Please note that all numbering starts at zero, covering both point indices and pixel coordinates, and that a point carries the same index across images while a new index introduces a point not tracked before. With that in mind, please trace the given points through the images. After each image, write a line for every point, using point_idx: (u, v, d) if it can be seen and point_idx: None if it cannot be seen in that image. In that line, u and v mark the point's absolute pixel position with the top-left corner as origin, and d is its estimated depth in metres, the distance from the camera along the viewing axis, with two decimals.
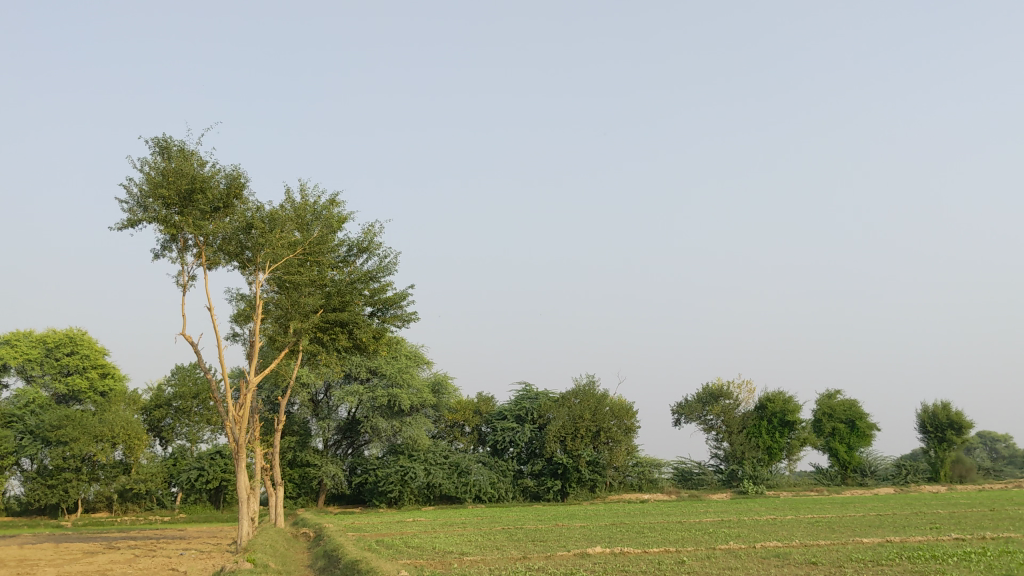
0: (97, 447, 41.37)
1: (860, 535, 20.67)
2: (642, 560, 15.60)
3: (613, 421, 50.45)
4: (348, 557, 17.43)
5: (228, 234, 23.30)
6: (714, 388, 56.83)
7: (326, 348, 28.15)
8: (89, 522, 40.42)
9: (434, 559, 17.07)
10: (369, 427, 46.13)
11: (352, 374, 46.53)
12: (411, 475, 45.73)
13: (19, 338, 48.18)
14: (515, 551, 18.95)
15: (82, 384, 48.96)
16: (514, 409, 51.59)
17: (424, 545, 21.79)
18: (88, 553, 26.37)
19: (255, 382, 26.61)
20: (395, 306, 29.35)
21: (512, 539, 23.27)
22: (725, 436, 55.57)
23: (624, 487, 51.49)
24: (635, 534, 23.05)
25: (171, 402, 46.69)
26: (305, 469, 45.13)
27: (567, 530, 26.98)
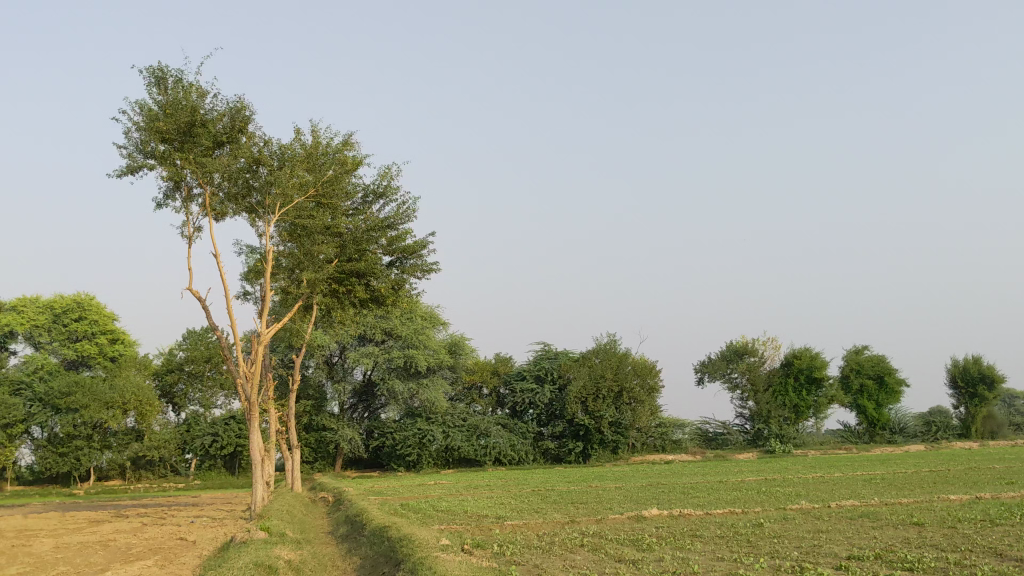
0: (108, 414, 39.74)
1: (934, 491, 18.70)
2: (711, 523, 13.53)
3: (636, 380, 48.33)
4: (372, 523, 15.37)
5: (234, 174, 21.37)
6: (739, 345, 55.05)
7: (340, 302, 26.08)
8: (103, 490, 39.08)
9: (470, 525, 15.09)
10: (386, 389, 44.10)
11: (367, 336, 44.70)
12: (428, 439, 44.24)
13: (25, 304, 46.35)
14: (554, 513, 16.99)
15: (91, 350, 47.29)
16: (533, 369, 49.71)
17: (454, 508, 19.85)
18: (93, 522, 24.73)
19: (267, 337, 24.52)
20: (415, 256, 27.23)
21: (549, 502, 21.38)
22: (751, 394, 53.53)
23: (646, 448, 49.44)
24: (682, 496, 21.32)
25: (183, 367, 45.11)
26: (321, 433, 43.61)
27: (603, 491, 25.12)
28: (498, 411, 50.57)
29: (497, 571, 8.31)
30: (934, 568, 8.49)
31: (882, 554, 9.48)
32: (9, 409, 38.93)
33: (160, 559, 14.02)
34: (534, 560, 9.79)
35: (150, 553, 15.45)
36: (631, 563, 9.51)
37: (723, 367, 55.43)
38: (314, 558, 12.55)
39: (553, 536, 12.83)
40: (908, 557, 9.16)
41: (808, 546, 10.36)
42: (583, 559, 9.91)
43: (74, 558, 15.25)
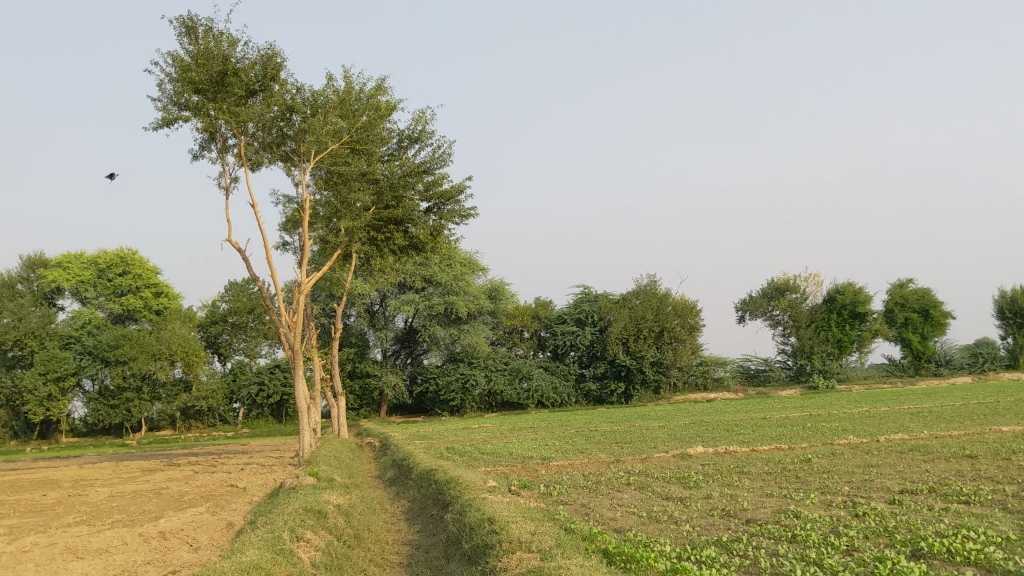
0: (156, 365, 40.33)
1: (984, 424, 18.44)
2: (759, 460, 13.41)
3: (677, 320, 47.49)
4: (419, 466, 15.46)
5: (268, 123, 21.28)
6: (780, 282, 54.53)
7: (379, 249, 26.05)
8: (154, 440, 39.90)
9: (516, 466, 15.08)
10: (427, 335, 44.31)
11: (407, 283, 44.76)
12: (471, 383, 44.51)
13: (70, 260, 46.91)
14: (599, 453, 17.00)
15: (137, 304, 47.98)
16: (573, 312, 49.61)
17: (499, 450, 19.93)
18: (146, 471, 25.31)
19: (308, 287, 24.62)
20: (452, 201, 27.01)
21: (593, 442, 21.40)
22: (793, 331, 53.07)
23: (688, 387, 49.36)
24: (727, 433, 21.20)
25: (226, 318, 45.54)
26: (366, 380, 44.14)
27: (646, 431, 25.13)
28: (540, 354, 50.74)
29: (545, 511, 8.25)
30: (991, 501, 8.30)
31: (937, 487, 9.29)
32: (60, 363, 39.70)
33: (212, 506, 14.22)
34: (581, 499, 9.75)
35: (202, 501, 15.71)
36: (679, 501, 9.42)
37: (764, 305, 55.00)
38: (363, 502, 12.64)
39: (598, 476, 12.81)
40: (963, 490, 8.98)
41: (859, 482, 10.21)
42: (630, 498, 9.85)
43: (129, 506, 15.55)
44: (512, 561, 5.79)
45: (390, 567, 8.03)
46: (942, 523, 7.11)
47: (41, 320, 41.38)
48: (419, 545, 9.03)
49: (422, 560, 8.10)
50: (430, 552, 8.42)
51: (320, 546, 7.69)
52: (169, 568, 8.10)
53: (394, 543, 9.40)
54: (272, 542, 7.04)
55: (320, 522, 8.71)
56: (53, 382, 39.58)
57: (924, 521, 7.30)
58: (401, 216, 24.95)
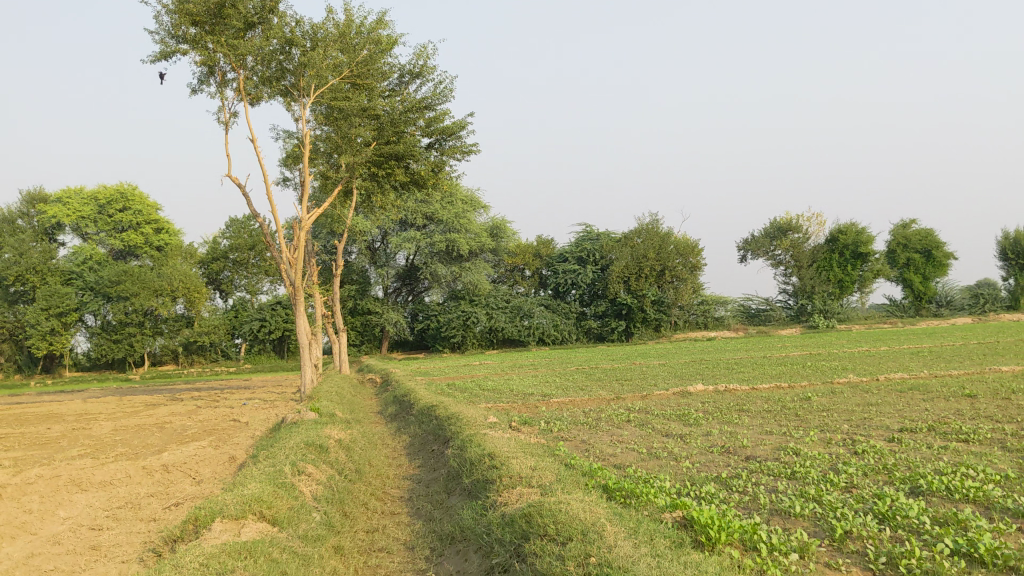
0: (158, 302, 40.38)
1: (984, 363, 18.49)
2: (758, 398, 13.47)
3: (679, 259, 47.12)
4: (420, 402, 15.55)
5: (266, 56, 21.04)
6: (783, 222, 54.30)
7: (380, 185, 25.78)
8: (156, 375, 40.16)
9: (516, 402, 15.14)
10: (429, 273, 44.25)
11: (408, 221, 44.52)
12: (473, 321, 44.60)
13: (70, 196, 46.64)
14: (600, 390, 17.06)
15: (137, 240, 47.91)
16: (575, 251, 49.59)
17: (500, 387, 20.04)
18: (150, 405, 25.51)
19: (309, 223, 24.48)
20: (454, 137, 26.59)
21: (594, 379, 21.52)
22: (795, 270, 52.96)
23: (689, 326, 49.51)
24: (727, 371, 21.29)
25: (227, 255, 45.40)
26: (367, 317, 44.30)
27: (645, 368, 25.28)
28: (541, 292, 50.75)
29: (545, 446, 8.27)
30: (990, 439, 8.32)
31: (937, 426, 9.30)
32: (61, 298, 39.73)
33: (214, 440, 14.34)
34: (580, 435, 9.80)
35: (204, 435, 15.84)
36: (679, 438, 9.44)
37: (767, 244, 55.17)
38: (365, 437, 12.73)
39: (599, 412, 12.87)
40: (962, 428, 9.00)
41: (859, 420, 10.25)
42: (629, 434, 9.88)
43: (133, 440, 15.68)
44: (512, 496, 5.78)
45: (390, 501, 8.07)
46: (941, 461, 7.12)
47: (41, 256, 41.36)
48: (419, 480, 9.08)
49: (423, 495, 8.14)
50: (430, 486, 8.47)
51: (321, 481, 7.71)
52: (172, 500, 8.15)
53: (395, 478, 9.45)
54: (273, 476, 7.04)
55: (322, 457, 8.74)
56: (55, 318, 39.70)
57: (924, 460, 7.30)
58: (403, 152, 24.59)
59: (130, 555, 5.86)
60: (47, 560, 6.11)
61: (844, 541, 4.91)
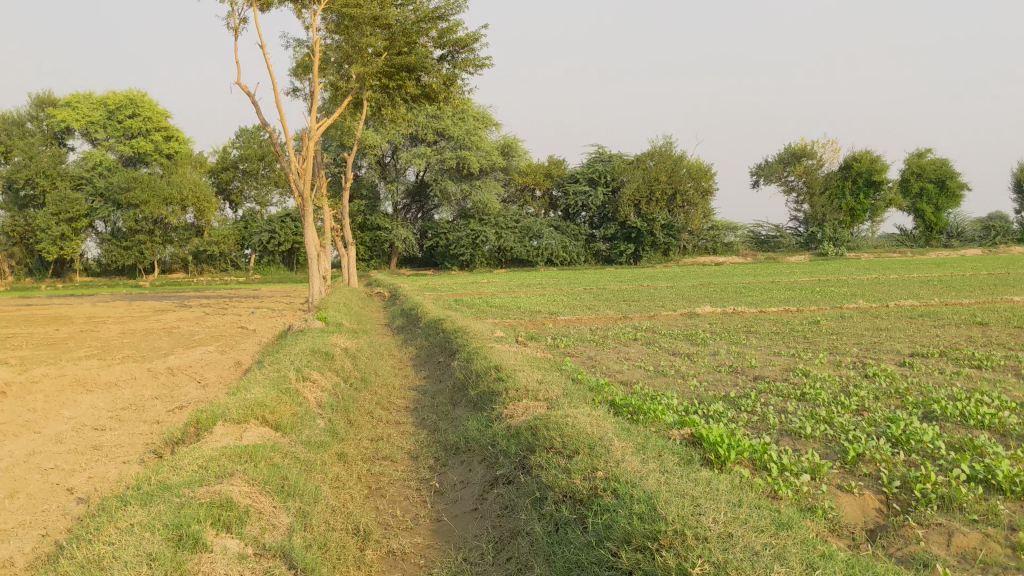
0: (168, 210, 40.18)
1: (996, 293, 18.34)
2: (767, 321, 13.38)
3: (690, 183, 46.04)
4: (427, 315, 15.51)
5: None
6: (797, 149, 53.48)
7: (390, 97, 25.27)
8: (166, 283, 40.28)
9: (524, 319, 15.08)
10: (438, 190, 43.92)
11: (419, 136, 44.03)
12: (481, 239, 44.44)
13: (79, 100, 46.08)
14: (608, 310, 16.99)
15: (147, 147, 47.55)
16: (587, 171, 48.54)
17: (507, 304, 20.00)
18: (159, 312, 25.59)
19: (318, 134, 24.13)
20: (466, 49, 25.91)
21: (602, 299, 21.48)
22: (807, 198, 52.40)
23: (699, 250, 49.30)
24: (736, 294, 21.19)
25: (237, 165, 45.02)
26: (376, 232, 44.19)
27: (654, 290, 25.18)
28: (551, 213, 50.45)
29: (552, 362, 8.17)
30: (1003, 366, 8.22)
31: (948, 353, 9.20)
32: (71, 204, 39.55)
33: (221, 346, 14.33)
34: (588, 352, 9.72)
35: (211, 341, 15.85)
36: (686, 357, 9.36)
37: (779, 170, 54.74)
38: (371, 347, 12.70)
39: (606, 331, 12.80)
40: (974, 355, 8.91)
41: (869, 344, 10.17)
42: (637, 353, 9.80)
43: (140, 344, 15.71)
44: (519, 409, 5.69)
45: (395, 411, 8.00)
46: (955, 387, 7.00)
47: (51, 160, 41.05)
48: (425, 391, 9.02)
49: (428, 406, 8.07)
50: (436, 397, 8.39)
51: (326, 388, 7.60)
52: (177, 403, 8.07)
53: (400, 388, 9.40)
54: (277, 381, 6.94)
55: (327, 365, 8.65)
56: (65, 223, 39.62)
57: (937, 385, 7.19)
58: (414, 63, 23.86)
59: (131, 456, 5.81)
60: (47, 458, 6.07)
61: (855, 463, 4.82)
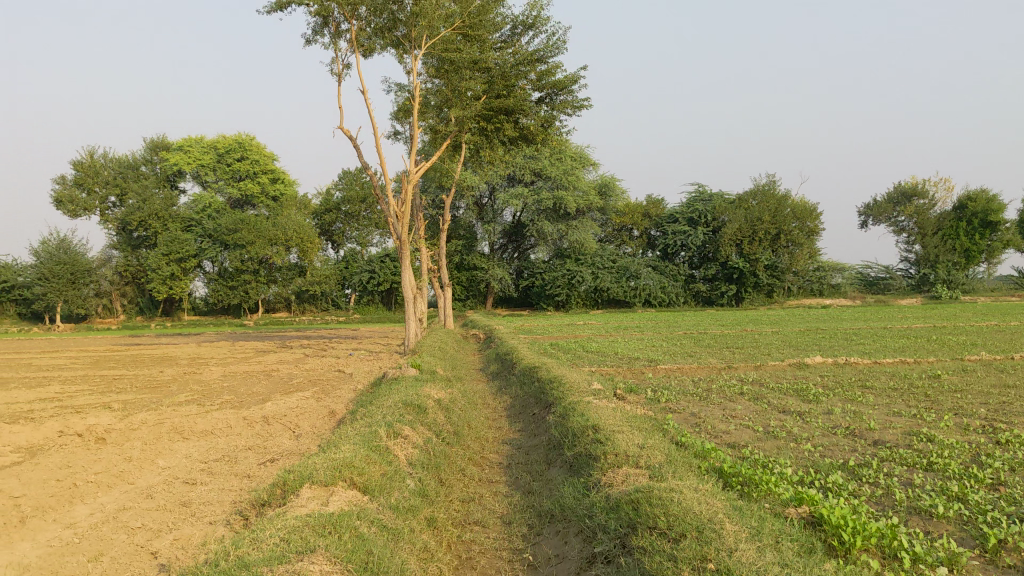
0: (272, 251, 41.11)
1: None
2: (882, 374, 12.62)
3: (794, 223, 44.96)
4: (523, 362, 15.21)
5: (378, 7, 21.05)
6: (908, 187, 51.98)
7: (489, 140, 25.22)
8: (269, 322, 41.16)
9: (622, 367, 14.66)
10: (535, 231, 43.97)
11: (517, 177, 44.23)
12: (578, 280, 44.20)
13: (191, 144, 47.84)
14: (710, 357, 16.42)
15: (254, 189, 48.95)
16: (686, 211, 47.94)
17: (605, 349, 19.60)
18: (261, 352, 26.04)
19: (416, 177, 24.28)
20: (565, 92, 25.73)
21: (703, 345, 20.86)
22: (918, 238, 50.57)
23: (803, 292, 47.91)
24: (845, 341, 20.31)
25: (340, 207, 45.94)
26: (473, 272, 44.40)
27: (758, 335, 24.39)
28: (649, 253, 49.79)
29: (654, 420, 7.76)
30: None
31: None
32: (180, 245, 40.81)
33: (318, 391, 14.31)
34: (690, 408, 9.25)
35: (308, 385, 15.88)
36: (796, 416, 8.79)
37: (889, 210, 53.33)
38: (465, 396, 12.47)
39: (707, 382, 12.33)
40: None
41: (997, 403, 9.43)
42: (743, 409, 9.27)
43: (240, 387, 15.87)
44: (619, 477, 5.32)
45: (487, 468, 7.70)
46: None
47: (164, 202, 42.57)
48: (519, 446, 8.70)
49: (522, 463, 7.74)
50: (531, 454, 8.06)
51: (418, 444, 7.35)
52: (267, 456, 7.96)
53: (494, 441, 9.11)
54: (368, 438, 6.73)
55: (419, 417, 8.40)
56: (175, 263, 40.95)
57: None
58: (513, 106, 23.72)
59: (217, 517, 5.66)
60: (135, 516, 5.98)
61: (998, 554, 4.31)
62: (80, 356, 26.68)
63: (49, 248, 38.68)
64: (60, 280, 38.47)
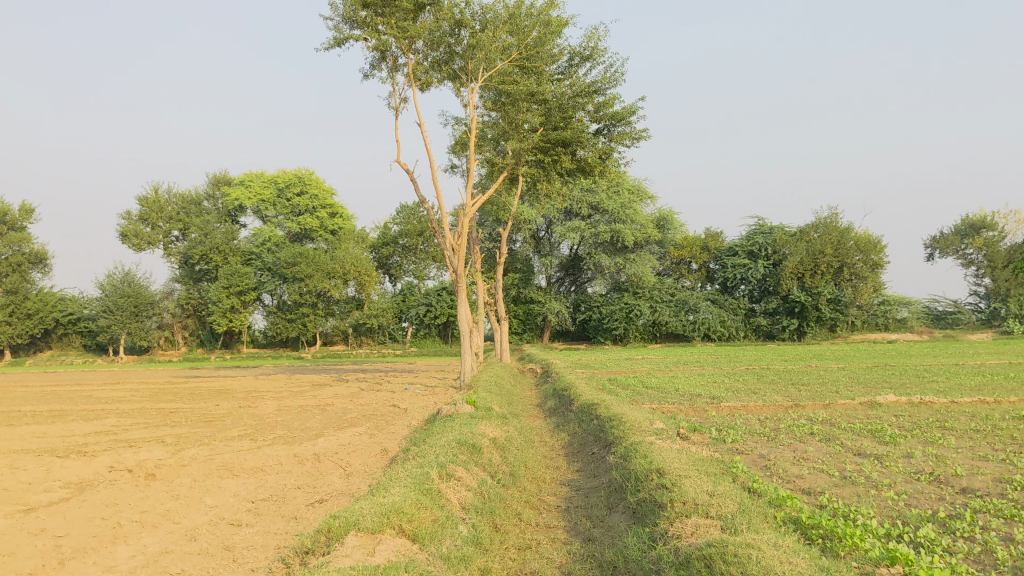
0: (331, 284, 41.20)
1: None
2: (962, 414, 11.92)
3: (859, 256, 44.23)
4: (580, 398, 14.78)
5: (435, 39, 20.95)
6: (975, 219, 50.69)
7: (546, 172, 24.96)
8: (327, 355, 41.28)
9: (683, 405, 14.11)
10: (593, 264, 43.56)
11: (574, 210, 44.06)
12: (635, 313, 43.73)
13: (251, 179, 48.60)
14: (775, 395, 15.76)
15: (313, 224, 49.23)
16: (746, 244, 47.14)
17: (665, 384, 19.06)
18: (316, 385, 25.93)
19: (473, 210, 24.08)
20: (624, 123, 25.41)
21: (768, 381, 20.20)
22: (988, 271, 49.07)
23: (867, 327, 46.70)
24: (917, 379, 19.49)
25: (397, 240, 46.17)
26: (530, 305, 44.22)
27: (825, 371, 23.58)
28: (708, 287, 48.99)
29: (722, 464, 7.30)
30: None
31: None
32: (240, 277, 41.16)
33: (371, 427, 14.04)
34: (759, 449, 8.75)
35: (363, 420, 15.60)
36: (875, 459, 8.24)
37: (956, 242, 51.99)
38: (522, 434, 12.07)
39: (774, 420, 11.79)
40: None
41: None
42: (815, 451, 8.74)
43: (293, 422, 15.68)
44: (688, 528, 4.91)
45: (545, 512, 7.31)
46: None
47: (225, 236, 43.04)
48: (578, 487, 8.28)
49: (582, 507, 7.32)
50: (591, 496, 7.65)
51: (472, 487, 6.99)
52: (317, 496, 7.68)
53: (552, 483, 8.70)
54: (419, 480, 6.39)
55: (474, 458, 8.03)
56: (235, 296, 41.28)
57: None
58: (571, 138, 23.39)
59: (259, 564, 5.35)
60: (176, 560, 5.70)
61: None
62: (139, 388, 26.85)
63: (114, 281, 39.37)
64: (124, 313, 39.06)
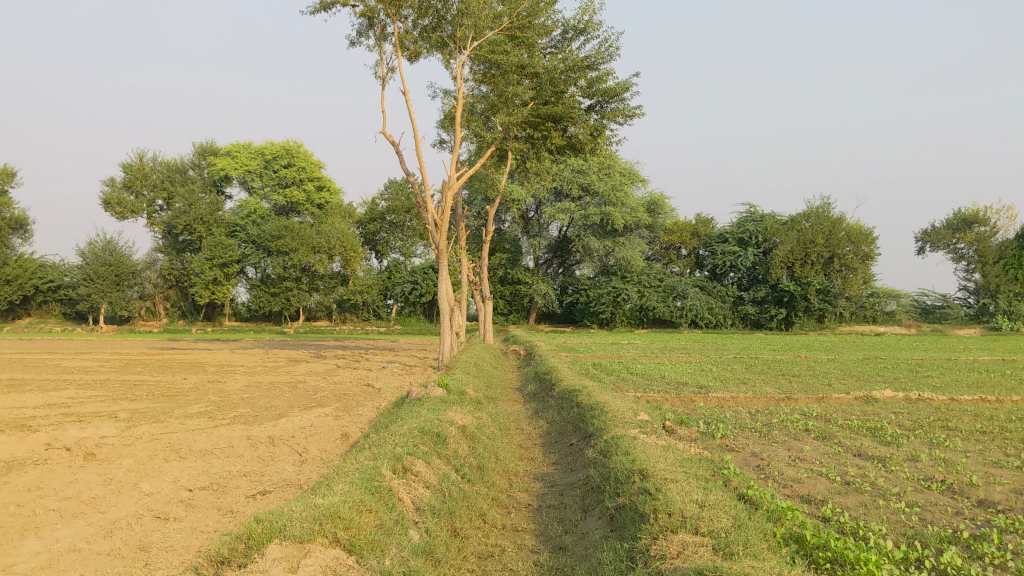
0: (315, 258, 40.23)
1: None
2: (963, 413, 11.22)
3: (849, 247, 43.10)
4: (562, 383, 14.02)
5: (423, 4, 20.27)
6: (968, 213, 50.07)
7: (535, 148, 23.87)
8: (310, 330, 40.45)
9: (669, 394, 13.36)
10: (581, 246, 42.77)
11: (564, 191, 43.31)
12: (623, 297, 43.00)
13: (239, 150, 47.60)
14: (765, 386, 15.03)
15: (299, 197, 48.07)
16: (737, 232, 46.44)
17: (651, 372, 18.36)
18: (293, 361, 25.14)
19: (458, 185, 23.21)
20: (616, 100, 24.54)
21: (757, 371, 19.49)
22: (977, 267, 48.13)
23: (856, 318, 45.96)
24: (911, 374, 18.76)
25: (385, 217, 45.33)
26: (517, 286, 43.40)
27: (814, 362, 22.88)
28: (697, 273, 48.26)
29: (713, 465, 6.55)
30: None
31: None
32: (225, 250, 40.15)
33: (339, 408, 13.23)
34: (751, 447, 8.01)
35: (332, 400, 14.82)
36: (879, 462, 7.51)
37: (948, 237, 51.34)
38: (496, 420, 11.31)
39: (765, 414, 11.06)
40: None
41: None
42: (813, 451, 8.02)
43: (259, 399, 14.88)
44: (674, 547, 4.16)
45: (515, 512, 6.56)
46: None
47: (210, 207, 41.92)
48: (552, 483, 7.52)
49: (555, 508, 6.56)
50: (565, 495, 6.90)
51: (431, 484, 6.22)
52: (261, 487, 6.90)
53: (523, 477, 7.94)
54: (368, 475, 5.62)
55: (437, 449, 7.28)
56: (218, 268, 40.28)
57: None
58: (562, 113, 22.32)
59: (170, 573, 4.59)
60: (80, 561, 4.92)
61: None
62: (111, 358, 25.96)
63: (95, 249, 38.38)
64: (104, 281, 38.10)
